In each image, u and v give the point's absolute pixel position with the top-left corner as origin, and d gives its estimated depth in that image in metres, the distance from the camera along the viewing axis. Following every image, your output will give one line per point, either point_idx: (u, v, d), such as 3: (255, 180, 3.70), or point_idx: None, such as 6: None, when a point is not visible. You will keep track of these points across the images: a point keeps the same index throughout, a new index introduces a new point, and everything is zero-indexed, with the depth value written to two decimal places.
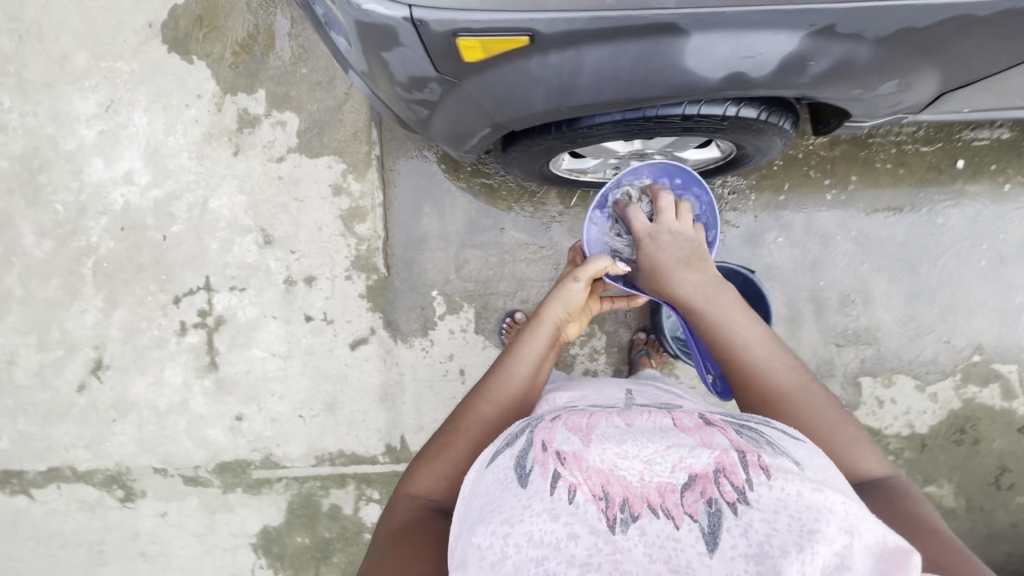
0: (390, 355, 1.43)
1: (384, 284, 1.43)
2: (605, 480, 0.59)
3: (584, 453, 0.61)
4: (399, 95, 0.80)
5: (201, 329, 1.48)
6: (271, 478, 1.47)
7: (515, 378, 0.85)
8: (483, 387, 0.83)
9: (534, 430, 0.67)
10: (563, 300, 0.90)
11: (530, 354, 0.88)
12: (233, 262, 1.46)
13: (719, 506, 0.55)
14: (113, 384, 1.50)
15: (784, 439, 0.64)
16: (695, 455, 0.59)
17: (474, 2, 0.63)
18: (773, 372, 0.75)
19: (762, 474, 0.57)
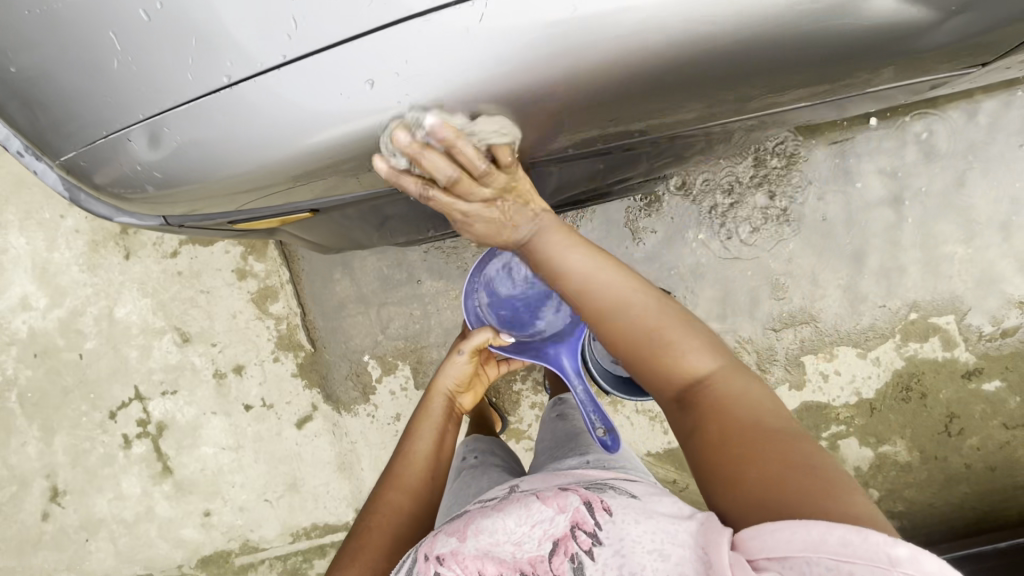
0: (338, 425, 1.41)
1: (314, 358, 1.39)
2: (479, 566, 0.58)
3: (460, 549, 0.60)
4: (225, 235, 0.82)
5: (145, 438, 1.45)
6: (255, 561, 1.49)
7: (418, 455, 0.89)
8: (389, 474, 0.86)
9: (417, 546, 0.65)
10: (451, 372, 1.04)
11: (431, 428, 0.94)
12: (158, 367, 1.42)
13: (579, 559, 0.56)
14: (76, 506, 1.49)
15: (628, 485, 0.68)
16: (553, 519, 0.60)
17: (238, 203, 0.67)
18: (642, 320, 0.67)
19: (606, 514, 0.60)
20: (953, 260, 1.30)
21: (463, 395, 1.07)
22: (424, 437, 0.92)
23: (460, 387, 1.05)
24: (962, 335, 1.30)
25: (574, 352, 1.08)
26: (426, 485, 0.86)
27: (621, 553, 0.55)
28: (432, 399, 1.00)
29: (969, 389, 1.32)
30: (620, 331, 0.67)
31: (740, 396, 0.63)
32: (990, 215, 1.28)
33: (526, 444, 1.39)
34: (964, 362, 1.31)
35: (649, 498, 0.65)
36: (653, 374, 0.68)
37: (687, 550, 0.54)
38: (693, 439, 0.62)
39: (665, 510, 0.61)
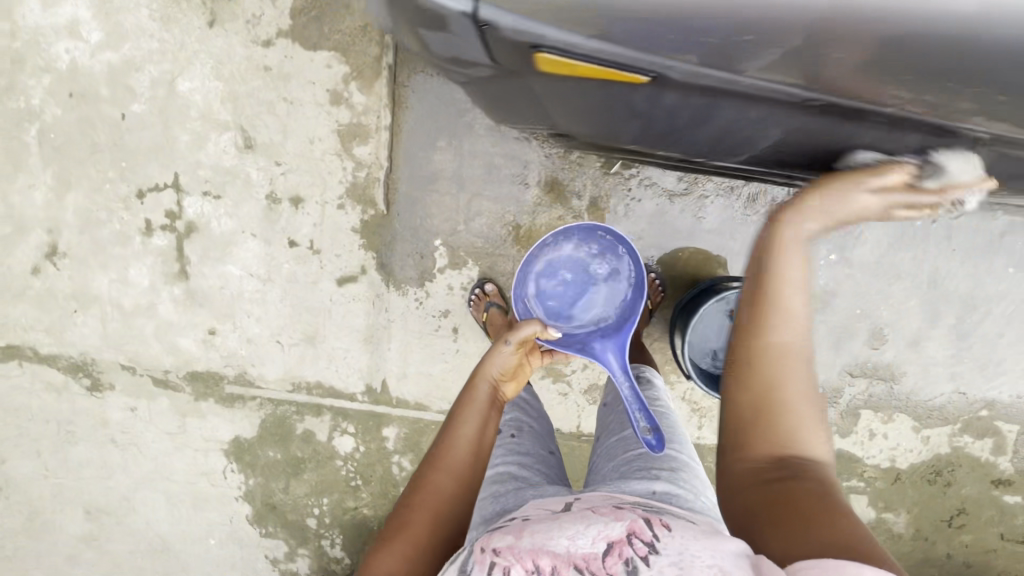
0: (380, 298, 1.31)
1: (381, 221, 1.25)
2: (533, 557, 0.53)
3: (516, 545, 0.56)
4: (447, 64, 0.70)
5: (169, 232, 1.30)
6: (245, 394, 1.43)
7: (463, 444, 0.78)
8: (431, 457, 0.76)
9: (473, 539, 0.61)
10: (496, 360, 0.89)
11: (477, 415, 0.82)
12: (207, 163, 1.24)
13: (634, 563, 0.52)
14: (71, 273, 1.36)
15: (692, 518, 0.64)
16: (609, 523, 0.57)
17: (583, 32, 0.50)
18: (795, 380, 0.59)
19: (664, 529, 0.57)
20: None
21: (508, 384, 0.91)
22: (467, 427, 0.80)
23: (504, 376, 0.90)
24: (1014, 446, 1.30)
25: (621, 349, 0.97)
26: (470, 471, 0.76)
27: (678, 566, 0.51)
28: (475, 384, 0.86)
29: (990, 495, 1.34)
30: (780, 377, 0.59)
31: (838, 489, 0.56)
32: None
33: (561, 388, 1.34)
34: (1001, 470, 1.32)
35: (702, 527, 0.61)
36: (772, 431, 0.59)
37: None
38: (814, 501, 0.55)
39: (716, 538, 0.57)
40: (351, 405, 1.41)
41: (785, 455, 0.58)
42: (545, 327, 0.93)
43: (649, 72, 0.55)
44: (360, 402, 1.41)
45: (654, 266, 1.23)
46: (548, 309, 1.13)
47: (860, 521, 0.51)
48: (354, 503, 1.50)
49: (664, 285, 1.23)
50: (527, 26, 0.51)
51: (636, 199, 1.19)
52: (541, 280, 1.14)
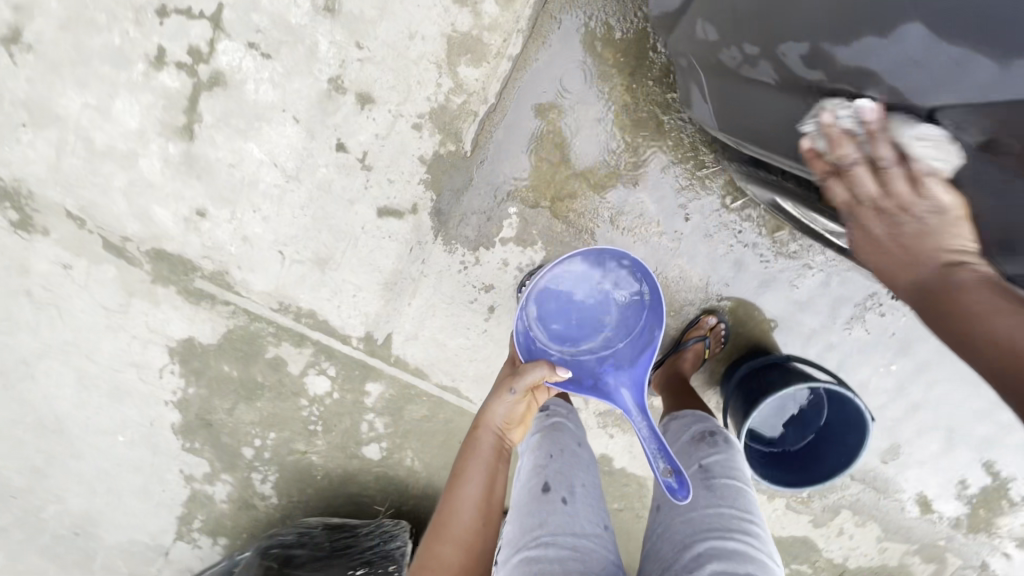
0: (420, 247, 1.10)
1: (457, 162, 1.04)
2: None
3: None
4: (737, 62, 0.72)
5: (186, 75, 1.01)
6: (217, 296, 1.18)
7: (469, 504, 0.75)
8: (437, 523, 0.75)
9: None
10: (495, 409, 0.82)
11: (482, 469, 0.78)
12: (268, 8, 0.96)
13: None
14: (33, 75, 1.02)
15: None
16: None
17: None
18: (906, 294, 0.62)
19: None
20: None
21: (516, 430, 0.84)
22: (472, 485, 0.76)
23: (511, 424, 0.83)
24: None
25: (638, 386, 0.89)
26: (480, 530, 0.74)
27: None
28: (479, 436, 0.81)
29: None
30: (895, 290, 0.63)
31: None
32: None
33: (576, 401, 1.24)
34: None
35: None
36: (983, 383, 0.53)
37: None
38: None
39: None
40: (340, 348, 1.21)
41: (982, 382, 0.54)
42: (553, 369, 0.84)
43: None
44: (352, 349, 1.21)
45: (725, 315, 1.12)
46: (552, 332, 0.98)
47: None
48: (303, 447, 1.33)
49: (725, 335, 1.12)
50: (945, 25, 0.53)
51: (742, 244, 1.07)
52: (547, 300, 0.97)
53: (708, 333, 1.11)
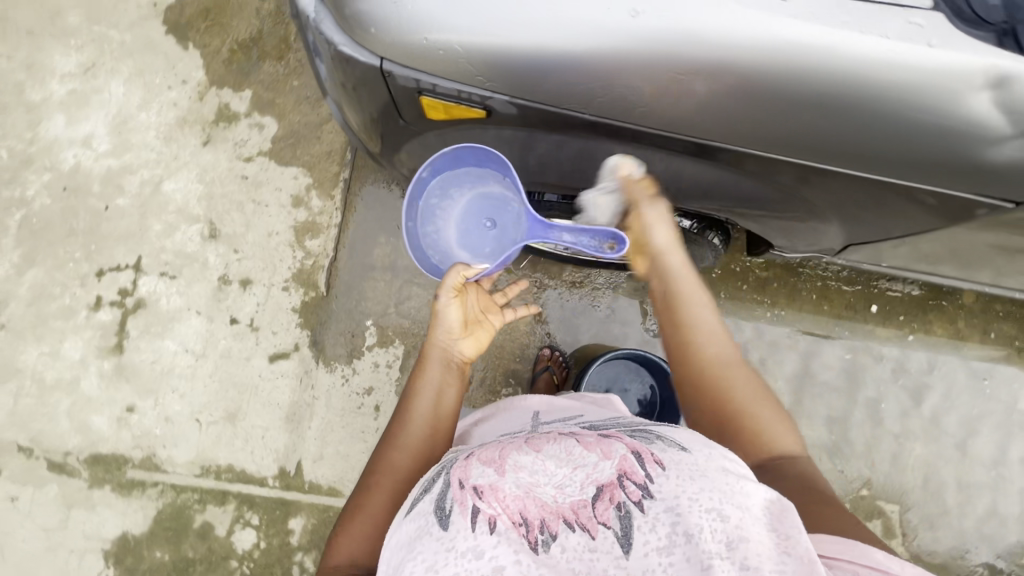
0: (307, 375, 1.39)
1: (320, 302, 1.41)
2: (522, 506, 0.54)
3: (499, 484, 0.56)
4: (368, 106, 0.79)
5: (117, 308, 1.40)
6: (147, 480, 1.36)
7: (421, 417, 0.77)
8: (387, 435, 0.77)
9: (448, 471, 0.62)
10: (439, 321, 0.82)
11: (434, 380, 0.80)
12: (172, 248, 1.42)
13: (627, 508, 0.53)
14: (3, 345, 1.39)
15: (671, 428, 0.62)
16: (599, 465, 0.56)
17: (470, 70, 0.62)
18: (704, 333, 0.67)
19: (657, 467, 0.55)
20: (908, 456, 1.41)
21: (466, 341, 0.84)
22: (422, 396, 0.79)
23: (455, 334, 0.83)
24: (901, 529, 1.38)
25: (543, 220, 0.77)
26: (428, 444, 0.76)
27: (674, 511, 0.51)
28: (427, 352, 0.82)
29: None
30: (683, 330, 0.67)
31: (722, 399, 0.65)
32: (953, 431, 1.42)
33: None
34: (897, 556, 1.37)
35: (699, 451, 0.57)
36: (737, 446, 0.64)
37: (759, 528, 0.50)
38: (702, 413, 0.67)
39: (732, 469, 0.56)
40: (260, 492, 1.36)
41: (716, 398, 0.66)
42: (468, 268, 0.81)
43: (563, 106, 0.65)
44: (270, 489, 1.36)
45: (559, 346, 1.41)
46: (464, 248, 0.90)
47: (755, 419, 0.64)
48: None
49: (567, 360, 1.39)
50: (410, 72, 0.64)
51: (542, 289, 1.43)
52: (459, 223, 0.90)
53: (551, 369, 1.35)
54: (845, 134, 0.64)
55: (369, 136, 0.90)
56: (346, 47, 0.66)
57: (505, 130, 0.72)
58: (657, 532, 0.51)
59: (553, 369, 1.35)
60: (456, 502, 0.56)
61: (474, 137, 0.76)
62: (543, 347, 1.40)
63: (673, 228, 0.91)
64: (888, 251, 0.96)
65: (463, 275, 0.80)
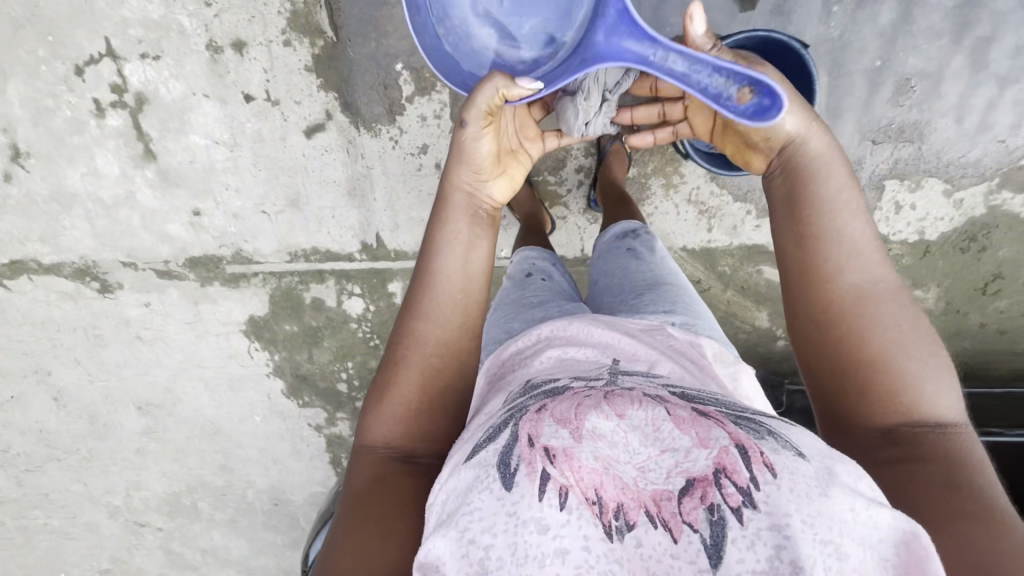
0: (353, 145, 1.23)
1: (335, 52, 1.14)
2: (596, 482, 0.44)
3: (573, 449, 0.45)
4: None
5: (122, 110, 1.22)
6: (247, 272, 1.42)
7: (448, 277, 0.73)
8: (407, 307, 0.73)
9: (516, 418, 0.50)
10: (462, 158, 0.75)
11: (462, 236, 0.74)
12: (137, 17, 1.13)
13: (722, 513, 0.42)
14: (43, 174, 1.32)
15: (790, 429, 0.49)
16: (691, 452, 0.45)
17: None
18: (858, 256, 0.66)
19: (768, 472, 0.43)
20: None
21: (496, 182, 0.78)
22: (446, 255, 0.73)
23: (481, 173, 0.76)
24: None
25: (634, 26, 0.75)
26: (461, 308, 0.72)
27: (782, 532, 0.41)
28: (450, 198, 0.76)
29: None
30: (834, 238, 0.67)
31: (876, 330, 0.63)
32: None
33: (558, 212, 1.25)
34: None
35: (818, 462, 0.46)
36: (877, 397, 0.62)
37: (875, 567, 0.42)
38: (848, 348, 0.64)
39: (854, 488, 0.45)
40: (352, 266, 1.39)
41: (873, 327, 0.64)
42: (510, 80, 0.73)
43: None
44: (360, 262, 1.38)
45: None
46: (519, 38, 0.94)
47: (908, 366, 0.62)
48: (377, 364, 1.53)
49: None
50: None
51: None
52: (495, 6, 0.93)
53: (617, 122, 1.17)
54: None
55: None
56: None
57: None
58: (756, 553, 0.40)
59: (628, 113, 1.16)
60: (523, 462, 0.46)
61: None
62: None
63: None
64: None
65: (503, 94, 0.73)
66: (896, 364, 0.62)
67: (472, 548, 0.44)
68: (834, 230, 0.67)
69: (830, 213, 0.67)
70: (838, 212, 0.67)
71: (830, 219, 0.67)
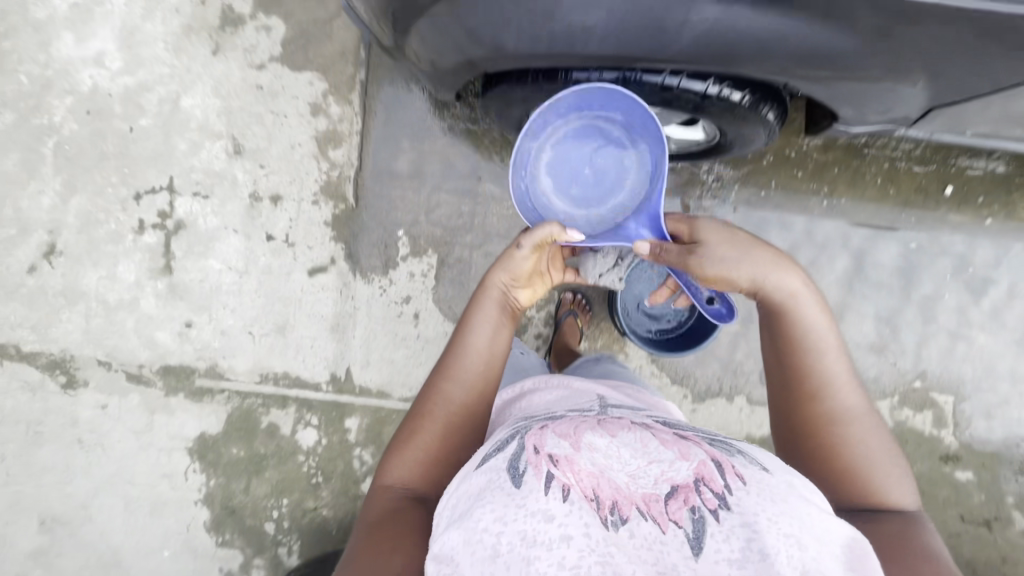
0: (347, 287, 1.41)
1: (351, 214, 1.40)
2: (594, 482, 0.58)
3: (574, 457, 0.60)
4: None
5: (159, 231, 1.44)
6: (214, 388, 1.48)
7: (476, 353, 0.81)
8: (442, 369, 0.81)
9: (522, 435, 0.65)
10: (506, 268, 0.82)
11: (491, 321, 0.83)
12: (200, 167, 1.42)
13: (701, 512, 0.56)
14: (65, 271, 1.47)
15: (753, 451, 0.66)
16: (674, 465, 0.60)
17: None
18: (843, 381, 0.77)
19: (737, 481, 0.59)
20: (967, 345, 1.34)
21: (526, 291, 0.86)
22: (477, 335, 0.82)
23: (517, 282, 0.84)
24: (953, 419, 1.34)
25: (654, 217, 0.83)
26: (483, 377, 0.81)
27: (751, 526, 0.54)
28: (484, 293, 0.83)
29: (942, 472, 1.35)
30: (826, 369, 0.77)
31: (851, 438, 0.76)
32: (1016, 318, 1.33)
33: None
34: (946, 444, 1.34)
35: (779, 476, 0.61)
36: (858, 490, 0.74)
37: (833, 561, 0.55)
38: (829, 449, 0.76)
39: (809, 500, 0.60)
40: (316, 396, 1.46)
41: (849, 437, 0.76)
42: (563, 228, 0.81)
43: None
44: (325, 393, 1.45)
45: (579, 289, 1.37)
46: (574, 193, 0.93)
47: (879, 465, 0.75)
48: (314, 503, 1.48)
49: (587, 300, 1.37)
50: None
51: None
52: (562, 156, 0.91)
53: (573, 305, 1.35)
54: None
55: (381, 23, 0.82)
56: None
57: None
58: (731, 543, 0.53)
59: (576, 312, 1.34)
60: (532, 466, 0.60)
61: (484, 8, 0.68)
62: (563, 290, 1.36)
63: (720, 103, 0.80)
64: (978, 110, 0.86)
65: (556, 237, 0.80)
66: (871, 467, 0.75)
67: (485, 534, 0.55)
68: (821, 360, 0.77)
69: (806, 346, 0.77)
70: (814, 347, 0.77)
71: (813, 352, 0.77)
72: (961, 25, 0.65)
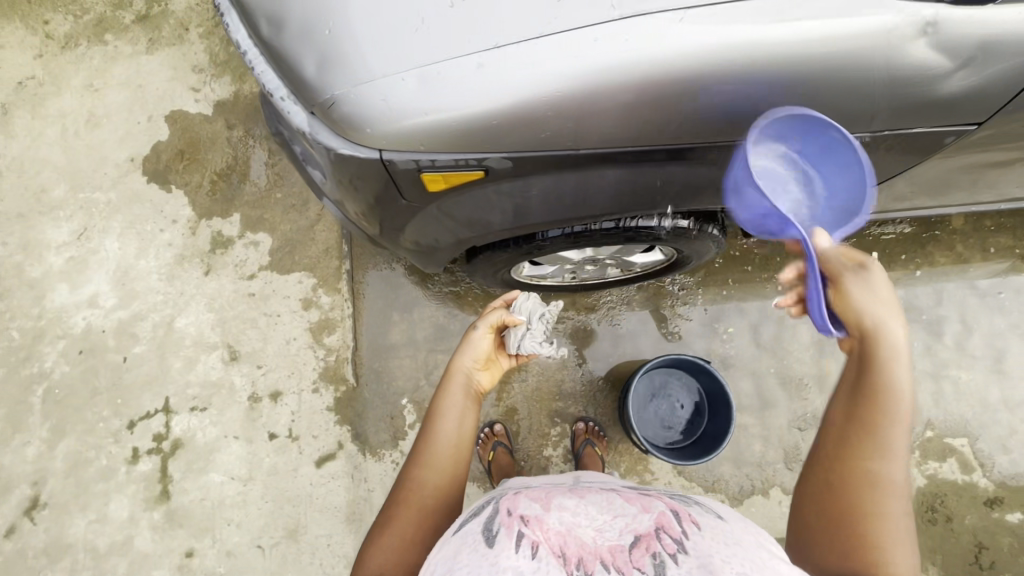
0: (358, 470, 1.38)
1: (352, 394, 1.42)
2: (561, 541, 0.52)
3: (543, 517, 0.55)
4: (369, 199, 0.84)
5: (155, 455, 1.40)
6: None
7: (446, 438, 0.78)
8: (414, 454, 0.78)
9: (496, 501, 0.60)
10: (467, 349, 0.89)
11: (456, 404, 0.82)
12: (196, 380, 1.43)
13: (663, 557, 0.50)
14: (49, 524, 1.36)
15: (713, 504, 0.62)
16: (638, 516, 0.55)
17: (459, 138, 0.68)
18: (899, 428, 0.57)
19: (695, 526, 0.54)
20: (956, 385, 1.42)
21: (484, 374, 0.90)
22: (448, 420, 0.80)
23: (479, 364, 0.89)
24: (978, 461, 1.37)
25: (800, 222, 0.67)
26: (453, 464, 0.77)
27: (709, 566, 0.49)
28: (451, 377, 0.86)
29: (993, 518, 1.33)
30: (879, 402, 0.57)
31: (870, 491, 0.56)
32: (986, 351, 1.44)
33: None
34: (983, 489, 1.35)
35: (738, 524, 0.57)
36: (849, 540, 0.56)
37: None
38: (837, 488, 0.58)
39: (773, 551, 0.53)
40: None
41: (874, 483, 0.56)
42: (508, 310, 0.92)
43: (550, 148, 0.71)
44: None
45: (590, 416, 1.39)
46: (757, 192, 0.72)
47: (891, 529, 0.55)
48: None
49: (599, 425, 1.38)
50: (406, 151, 0.70)
51: (565, 325, 1.44)
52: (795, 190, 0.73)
53: (587, 434, 1.35)
54: (819, 104, 0.70)
55: (374, 224, 0.93)
56: (339, 142, 0.72)
57: (502, 185, 0.77)
58: None
59: (592, 440, 1.33)
60: (502, 525, 0.54)
61: (472, 200, 0.80)
62: (575, 421, 1.38)
63: (673, 231, 0.95)
64: None
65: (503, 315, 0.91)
66: (879, 527, 0.55)
67: None
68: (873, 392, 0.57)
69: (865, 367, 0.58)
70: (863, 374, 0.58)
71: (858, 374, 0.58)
72: (860, 148, 0.80)
